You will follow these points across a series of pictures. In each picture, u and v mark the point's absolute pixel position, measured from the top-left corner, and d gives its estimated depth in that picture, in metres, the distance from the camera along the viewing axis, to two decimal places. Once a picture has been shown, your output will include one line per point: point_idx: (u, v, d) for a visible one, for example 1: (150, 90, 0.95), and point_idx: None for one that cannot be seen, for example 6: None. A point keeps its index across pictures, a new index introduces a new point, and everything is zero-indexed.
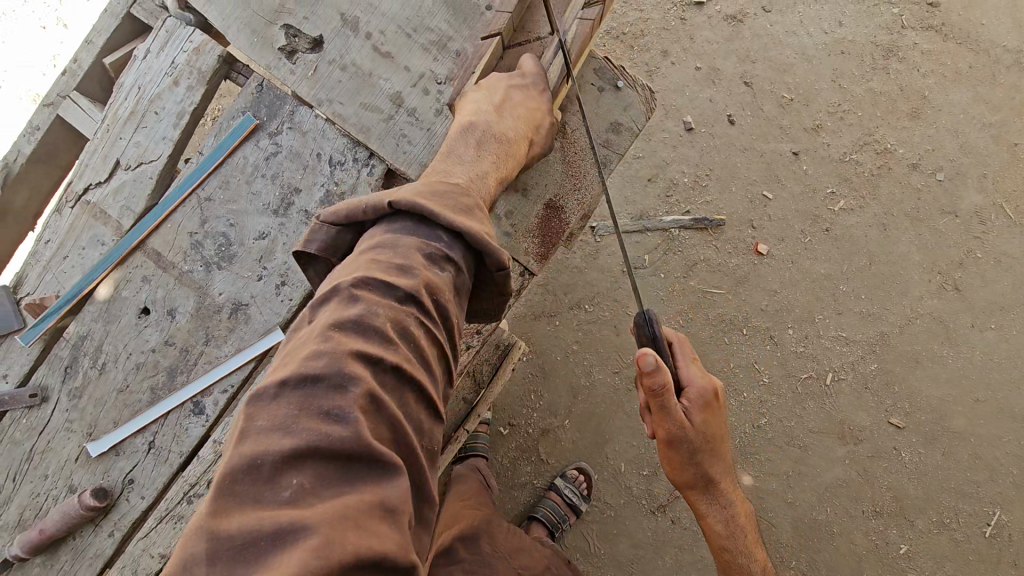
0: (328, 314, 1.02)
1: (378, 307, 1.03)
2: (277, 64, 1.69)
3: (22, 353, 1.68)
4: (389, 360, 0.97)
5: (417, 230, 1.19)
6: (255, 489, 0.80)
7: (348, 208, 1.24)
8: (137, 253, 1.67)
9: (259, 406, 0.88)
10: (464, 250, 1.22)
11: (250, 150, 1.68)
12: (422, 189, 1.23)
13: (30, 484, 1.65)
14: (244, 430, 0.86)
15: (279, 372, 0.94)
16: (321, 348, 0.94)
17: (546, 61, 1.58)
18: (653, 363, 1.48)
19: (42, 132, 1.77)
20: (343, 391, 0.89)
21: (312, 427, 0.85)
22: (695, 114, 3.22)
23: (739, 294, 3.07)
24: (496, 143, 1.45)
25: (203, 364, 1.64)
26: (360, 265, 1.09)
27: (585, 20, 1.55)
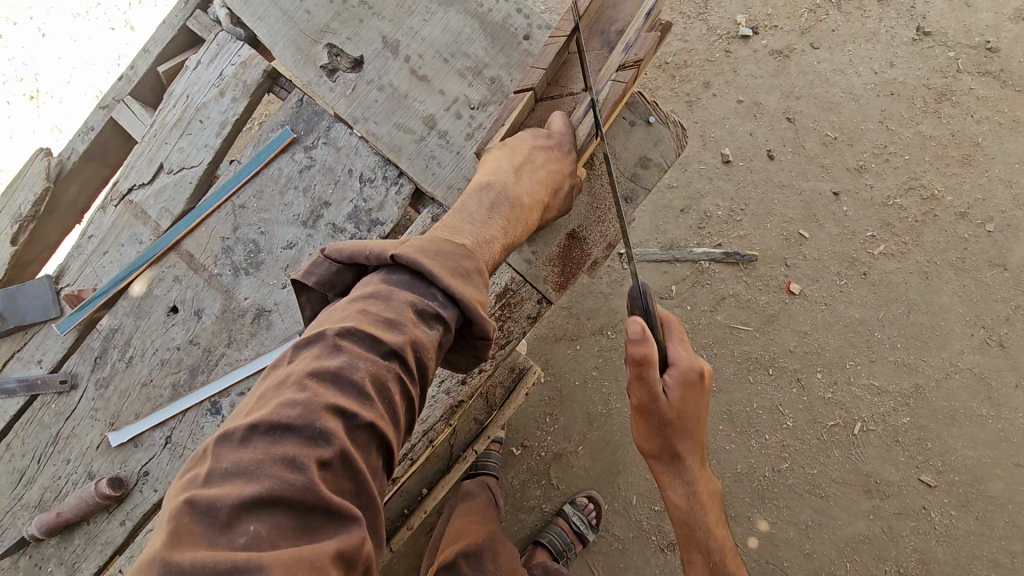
0: (308, 359, 1.00)
1: (359, 358, 1.00)
2: (318, 81, 1.75)
3: (57, 341, 1.76)
4: (363, 417, 0.95)
5: (412, 286, 1.14)
6: (209, 534, 0.78)
7: (352, 248, 1.20)
8: (171, 254, 1.73)
9: (226, 448, 0.87)
10: (458, 314, 1.17)
11: (285, 162, 1.73)
12: (425, 247, 1.18)
13: (52, 467, 1.71)
14: (208, 469, 0.85)
15: (253, 413, 0.92)
16: (296, 397, 0.93)
17: (575, 119, 1.53)
18: (640, 331, 1.37)
19: (95, 133, 1.87)
20: (312, 445, 0.88)
21: (274, 478, 0.83)
22: (733, 147, 3.18)
23: (767, 333, 2.99)
24: (509, 207, 1.40)
25: (223, 365, 1.69)
26: (349, 312, 1.07)
27: (618, 83, 1.44)
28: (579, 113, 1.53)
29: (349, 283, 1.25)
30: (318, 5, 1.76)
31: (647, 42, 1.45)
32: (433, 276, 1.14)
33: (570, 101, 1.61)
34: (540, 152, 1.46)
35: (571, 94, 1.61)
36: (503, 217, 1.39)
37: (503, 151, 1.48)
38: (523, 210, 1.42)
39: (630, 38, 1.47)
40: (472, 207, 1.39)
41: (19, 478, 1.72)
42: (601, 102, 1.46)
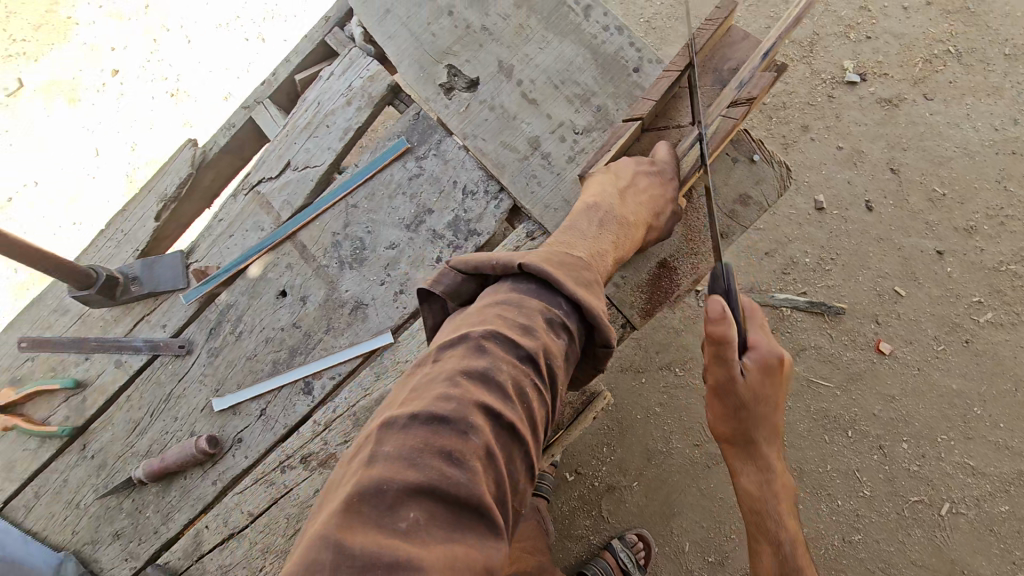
0: (454, 359, 1.06)
1: (502, 361, 1.05)
2: (435, 98, 1.88)
3: (180, 309, 1.97)
4: (507, 418, 0.99)
5: (539, 294, 1.20)
6: (379, 513, 0.83)
7: (476, 259, 1.26)
8: (287, 243, 1.91)
9: (387, 435, 0.93)
10: (581, 321, 1.22)
11: (397, 169, 1.87)
12: (549, 259, 1.24)
13: (162, 421, 1.90)
14: (372, 453, 0.91)
15: (408, 405, 0.98)
16: (449, 393, 0.98)
17: (680, 150, 1.57)
18: (720, 311, 1.32)
19: (235, 129, 2.10)
20: (465, 438, 0.93)
21: (434, 465, 0.89)
22: (828, 194, 3.07)
23: (848, 392, 2.82)
24: (618, 226, 1.44)
25: (319, 349, 1.83)
26: (488, 317, 1.13)
27: (729, 117, 1.47)
28: (685, 144, 1.57)
29: (470, 294, 1.31)
30: (443, 29, 1.91)
31: (761, 82, 1.47)
32: (559, 284, 1.19)
33: (676, 133, 1.66)
34: (644, 178, 1.51)
35: (678, 126, 1.66)
36: (612, 234, 1.43)
37: (609, 174, 1.54)
38: (630, 227, 1.46)
39: (745, 76, 1.49)
40: (583, 225, 1.43)
41: (133, 428, 1.92)
42: (707, 135, 1.49)
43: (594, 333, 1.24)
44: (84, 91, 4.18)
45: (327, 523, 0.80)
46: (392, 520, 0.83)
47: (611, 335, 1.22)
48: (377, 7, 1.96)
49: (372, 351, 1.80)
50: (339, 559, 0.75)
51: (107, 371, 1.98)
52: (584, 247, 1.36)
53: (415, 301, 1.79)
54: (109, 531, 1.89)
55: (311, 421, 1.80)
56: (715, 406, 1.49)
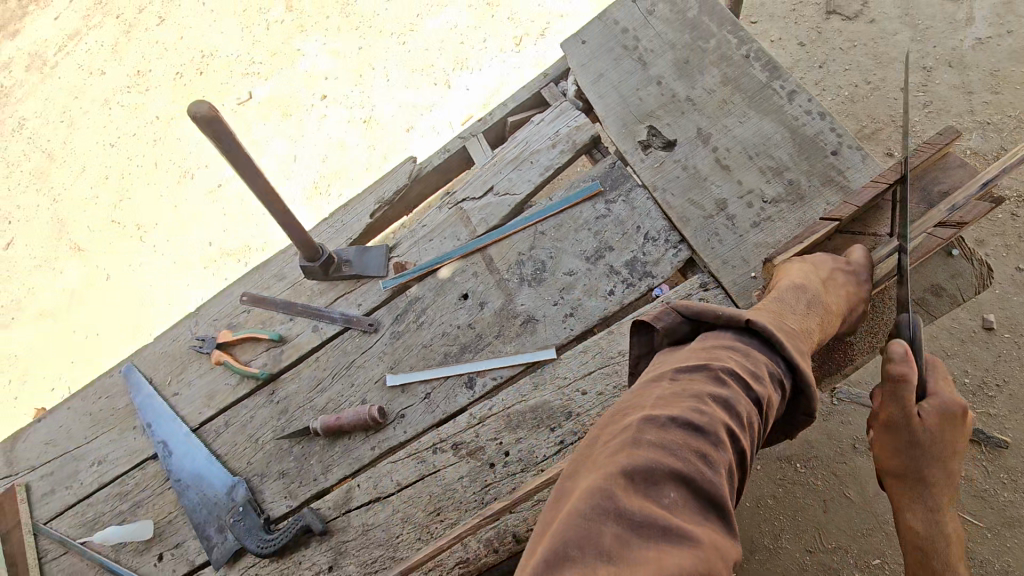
0: (698, 380, 1.17)
1: (742, 394, 1.16)
2: (632, 151, 2.11)
3: (375, 293, 2.29)
4: (745, 444, 1.10)
5: (760, 349, 1.27)
6: (648, 487, 0.97)
7: (701, 307, 1.36)
8: (478, 254, 2.18)
9: (646, 426, 1.07)
10: (793, 384, 1.27)
11: (587, 208, 2.10)
12: (771, 321, 1.31)
13: (340, 384, 2.19)
14: (635, 437, 1.05)
15: (662, 408, 1.11)
16: (701, 407, 1.10)
17: (877, 257, 1.57)
18: (902, 353, 1.44)
19: (450, 153, 2.46)
20: (716, 450, 1.05)
21: (691, 463, 1.01)
22: (1000, 314, 2.88)
23: (1001, 536, 2.49)
24: (822, 312, 1.42)
25: (488, 351, 2.03)
26: (725, 353, 1.24)
27: (936, 237, 1.50)
28: (882, 252, 1.57)
29: (682, 336, 1.39)
30: (650, 95, 2.16)
31: (976, 210, 1.49)
32: (782, 345, 1.25)
33: (871, 241, 1.65)
34: (843, 276, 1.52)
35: (874, 234, 1.65)
36: (818, 317, 1.42)
37: (806, 265, 1.55)
38: (831, 315, 1.45)
39: (959, 201, 1.51)
40: (788, 299, 1.43)
41: (315, 384, 2.22)
42: (910, 248, 1.50)
43: (800, 398, 1.29)
44: (297, 108, 4.98)
45: (608, 481, 0.96)
46: (657, 496, 0.97)
47: (818, 407, 1.27)
48: (593, 70, 2.27)
49: (534, 362, 1.98)
50: (625, 510, 0.91)
51: (305, 333, 2.33)
52: (795, 320, 1.37)
53: (583, 325, 1.96)
54: (276, 469, 2.15)
55: (467, 413, 1.98)
56: (885, 444, 1.52)
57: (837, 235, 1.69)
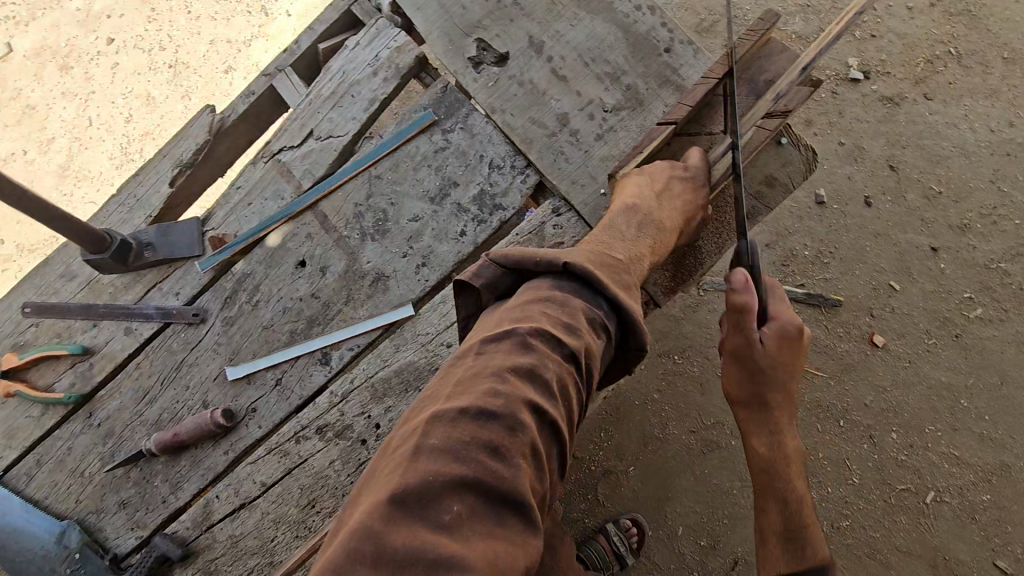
0: (501, 353, 1.05)
1: (548, 360, 1.05)
2: (464, 71, 1.87)
3: (195, 277, 1.93)
4: (551, 417, 1.00)
5: (579, 293, 1.20)
6: (424, 507, 0.83)
7: (519, 255, 1.25)
8: (307, 213, 1.88)
9: (433, 426, 0.93)
10: (616, 323, 1.22)
11: (423, 141, 1.85)
12: (591, 258, 1.24)
13: (174, 390, 1.88)
14: (416, 445, 0.90)
15: (453, 398, 0.98)
16: (498, 388, 0.98)
17: (713, 157, 1.53)
18: (741, 280, 1.42)
19: (255, 96, 2.04)
20: (512, 436, 0.93)
21: (479, 461, 0.89)
22: (829, 189, 3.12)
23: (842, 383, 2.88)
24: (654, 229, 1.41)
25: (339, 320, 1.82)
26: (534, 312, 1.12)
27: (763, 129, 1.44)
28: (718, 151, 1.53)
29: (507, 288, 1.29)
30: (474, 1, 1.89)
31: (798, 96, 1.45)
32: (601, 286, 1.19)
33: (707, 139, 1.61)
34: (680, 183, 1.48)
35: (709, 132, 1.60)
36: (650, 238, 1.40)
37: (641, 176, 1.50)
38: (665, 233, 1.44)
39: (782, 88, 1.46)
40: (620, 225, 1.40)
41: (143, 396, 1.89)
42: (743, 144, 1.45)
43: (627, 335, 1.24)
44: (76, 57, 4.00)
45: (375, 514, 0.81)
46: (436, 514, 0.84)
47: (647, 339, 1.21)
48: None
49: (391, 323, 1.80)
50: (387, 548, 0.77)
51: (116, 338, 1.94)
52: (623, 249, 1.34)
53: (438, 275, 1.79)
54: (115, 501, 1.84)
55: (327, 392, 1.79)
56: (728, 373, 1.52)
57: (675, 137, 1.62)
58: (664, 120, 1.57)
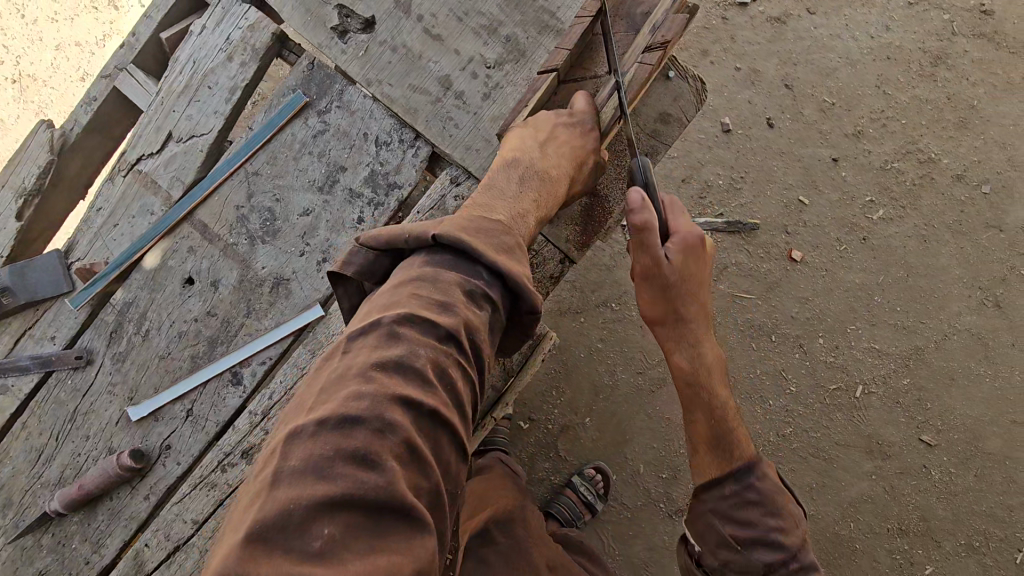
0: (366, 350, 0.98)
1: (418, 346, 0.98)
2: (329, 43, 1.71)
3: (69, 316, 1.72)
4: (427, 405, 0.93)
5: (456, 266, 1.13)
6: (287, 537, 0.75)
7: (389, 233, 1.18)
8: (184, 224, 1.70)
9: (293, 445, 0.85)
10: (503, 291, 1.15)
11: (299, 127, 1.70)
12: (464, 226, 1.17)
13: (72, 443, 1.68)
14: (275, 471, 0.82)
15: (315, 409, 0.90)
16: (362, 389, 0.91)
17: (600, 100, 1.44)
18: (638, 199, 1.43)
19: (98, 103, 1.81)
20: (381, 437, 0.86)
21: (346, 472, 0.82)
22: (733, 115, 3.15)
23: (770, 301, 3.00)
24: (538, 181, 1.35)
25: (243, 335, 1.67)
26: (400, 299, 1.05)
27: (645, 64, 1.37)
28: (604, 93, 1.46)
29: (384, 272, 1.22)
30: None
31: (675, 25, 1.39)
32: (478, 255, 1.12)
33: (593, 82, 1.53)
34: (566, 131, 1.41)
35: (594, 75, 1.53)
36: (534, 190, 1.35)
37: (527, 129, 1.42)
38: (552, 183, 1.37)
39: (658, 19, 1.40)
40: (501, 182, 1.34)
41: (37, 457, 1.69)
42: (627, 83, 1.39)
43: (517, 300, 1.17)
44: None
45: (227, 558, 0.72)
46: (303, 542, 0.75)
47: (537, 300, 1.15)
48: None
49: (303, 327, 1.67)
50: None
51: None
52: (505, 209, 1.27)
53: None
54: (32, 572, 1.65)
55: (245, 413, 1.64)
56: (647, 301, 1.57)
57: (560, 85, 1.55)
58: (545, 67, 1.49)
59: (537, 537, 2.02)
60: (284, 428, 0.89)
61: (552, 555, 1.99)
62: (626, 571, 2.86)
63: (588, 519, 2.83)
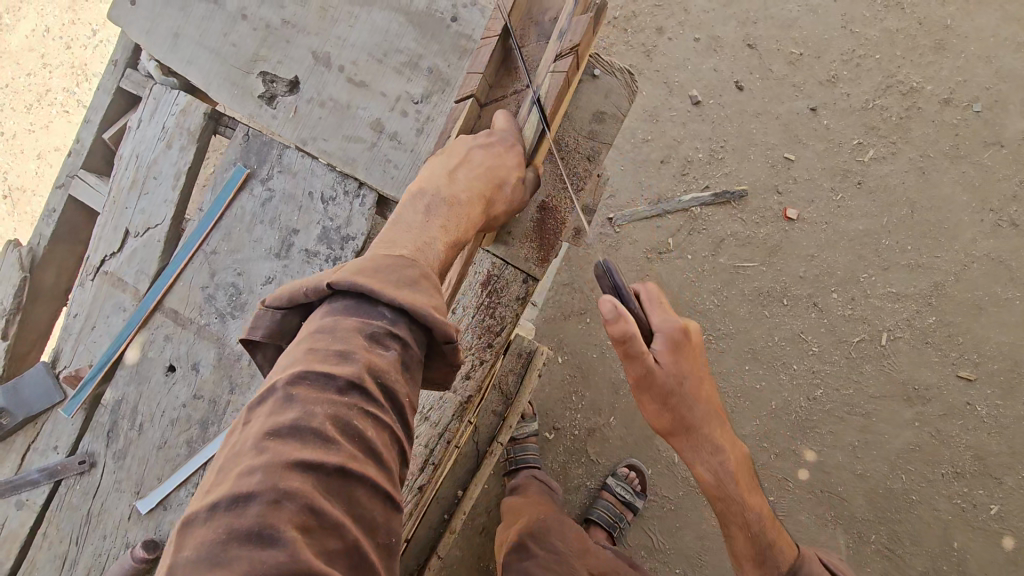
0: (263, 418, 0.96)
1: (315, 405, 0.96)
2: (260, 112, 1.73)
3: (67, 424, 1.76)
4: (329, 463, 0.91)
5: (357, 310, 1.10)
6: None
7: (293, 290, 1.16)
8: (156, 314, 1.73)
9: (189, 534, 0.84)
10: (412, 325, 1.12)
11: (246, 199, 1.72)
12: (362, 267, 1.14)
13: (91, 545, 1.71)
14: (170, 566, 0.80)
15: (211, 492, 0.88)
16: (256, 462, 0.88)
17: (522, 118, 1.44)
18: (621, 333, 1.37)
19: (58, 214, 1.87)
20: (278, 508, 0.84)
21: (241, 553, 0.79)
22: (700, 86, 3.00)
23: (774, 264, 2.90)
24: (447, 208, 1.31)
25: (232, 412, 1.69)
26: (297, 359, 1.02)
27: (558, 73, 1.35)
28: (524, 110, 1.44)
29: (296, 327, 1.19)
30: (243, 36, 1.74)
31: (580, 28, 1.35)
32: (373, 294, 1.09)
33: (514, 99, 1.50)
34: (486, 151, 1.36)
35: (515, 92, 1.50)
36: (441, 220, 1.30)
37: (442, 156, 1.40)
38: (462, 208, 1.32)
39: (563, 26, 1.37)
40: (409, 217, 1.30)
41: (61, 565, 1.70)
42: (544, 95, 1.37)
43: (429, 331, 1.13)
44: None
45: None
46: None
47: (450, 329, 1.11)
48: (164, 34, 1.76)
49: None
50: None
51: (9, 517, 1.74)
52: (410, 241, 1.24)
53: None
54: None
55: None
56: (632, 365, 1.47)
57: (482, 109, 1.52)
58: (461, 96, 1.48)
59: (579, 548, 1.95)
60: (182, 519, 0.87)
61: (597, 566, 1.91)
62: (680, 564, 2.80)
63: (630, 519, 2.78)
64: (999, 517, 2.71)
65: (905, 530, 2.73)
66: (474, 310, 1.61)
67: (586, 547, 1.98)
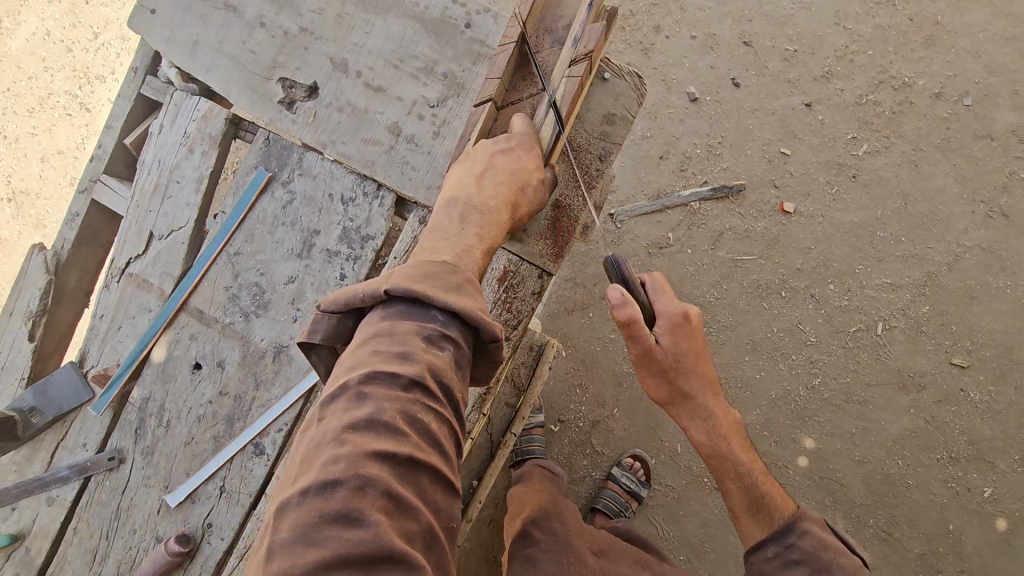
0: (337, 414, 1.03)
1: (385, 401, 1.03)
2: (279, 116, 1.78)
3: (95, 422, 1.81)
4: (401, 454, 0.98)
5: (411, 314, 1.16)
6: None
7: (347, 295, 1.21)
8: (181, 314, 1.78)
9: (284, 517, 0.92)
10: (461, 327, 1.18)
11: (268, 201, 1.77)
12: (412, 274, 1.19)
13: (122, 538, 1.76)
14: (270, 546, 0.88)
15: (298, 480, 0.96)
16: (338, 453, 0.96)
17: (538, 121, 1.49)
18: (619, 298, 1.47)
19: (80, 218, 1.92)
20: (361, 495, 0.92)
21: (333, 535, 0.87)
22: (698, 84, 3.07)
23: (772, 257, 2.98)
24: (479, 215, 1.38)
25: (257, 408, 1.75)
26: (362, 357, 1.09)
27: (574, 78, 1.41)
28: (540, 113, 1.50)
29: (351, 330, 1.25)
30: (261, 42, 1.79)
31: (593, 36, 1.42)
32: (428, 299, 1.14)
33: (530, 102, 1.56)
34: (506, 154, 1.42)
35: (530, 95, 1.56)
36: (475, 226, 1.38)
37: (466, 164, 1.46)
38: (491, 213, 1.39)
39: (578, 33, 1.43)
40: (443, 224, 1.39)
41: (93, 558, 1.76)
42: (560, 98, 1.44)
43: (477, 330, 1.19)
44: None
45: None
46: None
47: (496, 329, 1.17)
48: (182, 41, 1.81)
49: (310, 391, 1.75)
50: None
51: (40, 513, 1.79)
52: (449, 249, 1.31)
53: None
54: None
55: (274, 478, 1.72)
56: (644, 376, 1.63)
57: (499, 112, 1.58)
58: (479, 100, 1.54)
59: (579, 529, 2.01)
60: (275, 504, 0.95)
61: (596, 543, 1.98)
62: (684, 550, 2.89)
63: (635, 507, 2.86)
64: (991, 499, 2.81)
65: (901, 514, 2.82)
66: (493, 304, 1.65)
67: (584, 527, 2.04)
